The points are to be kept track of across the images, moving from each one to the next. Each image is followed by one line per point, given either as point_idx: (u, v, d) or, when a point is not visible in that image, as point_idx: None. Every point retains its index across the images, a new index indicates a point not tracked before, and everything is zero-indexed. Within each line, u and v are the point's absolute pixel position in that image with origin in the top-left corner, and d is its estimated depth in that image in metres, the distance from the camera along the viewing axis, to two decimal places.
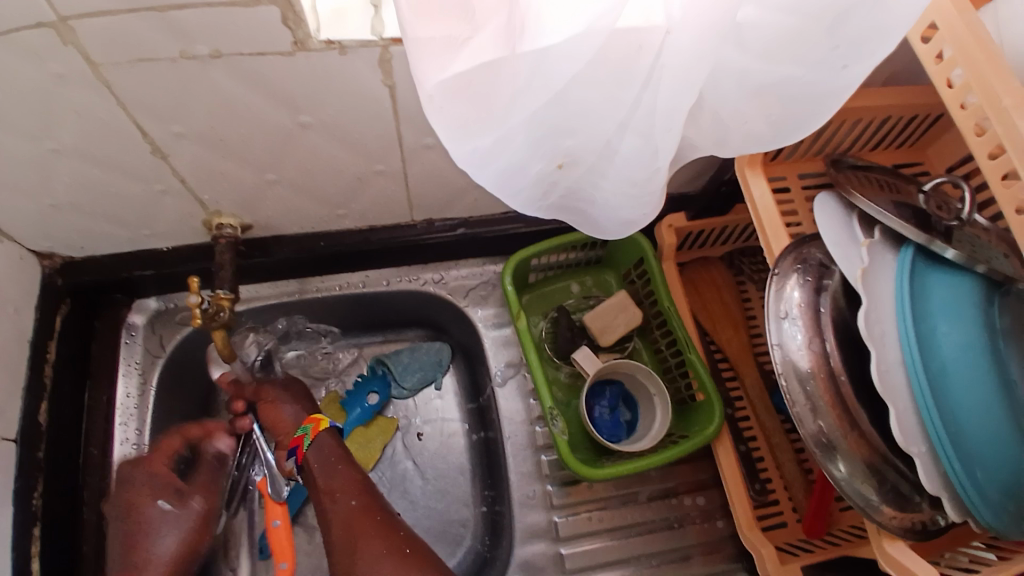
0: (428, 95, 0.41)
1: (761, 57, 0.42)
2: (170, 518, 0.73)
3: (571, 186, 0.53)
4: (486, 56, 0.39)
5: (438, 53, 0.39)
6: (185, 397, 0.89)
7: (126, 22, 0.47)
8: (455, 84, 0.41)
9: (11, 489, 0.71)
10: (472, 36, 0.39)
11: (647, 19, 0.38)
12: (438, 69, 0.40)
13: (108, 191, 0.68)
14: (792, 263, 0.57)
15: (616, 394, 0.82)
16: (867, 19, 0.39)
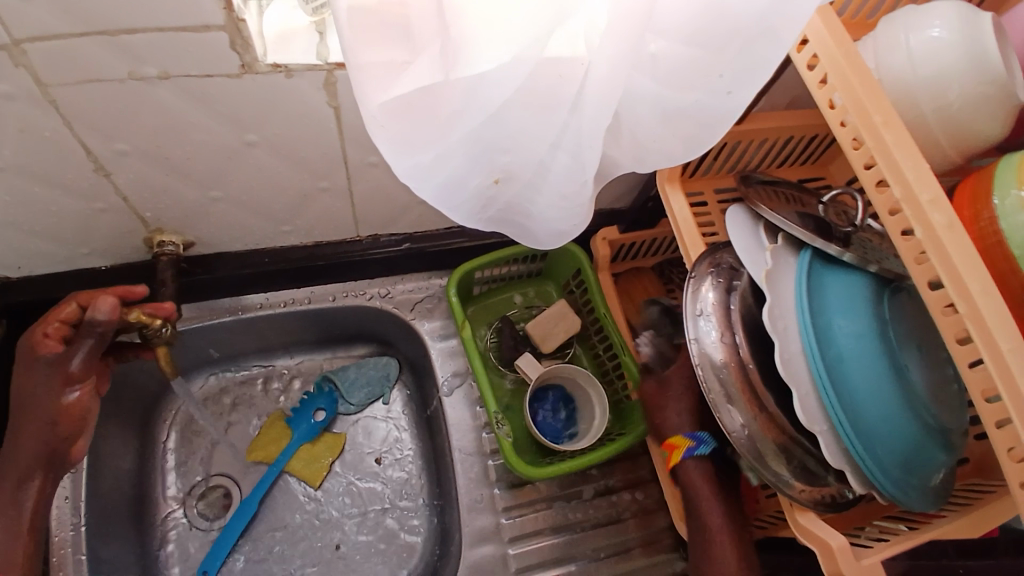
0: (371, 115, 0.44)
1: (668, 83, 0.47)
2: (40, 388, 0.66)
3: (508, 199, 0.57)
4: (425, 80, 0.43)
5: (379, 77, 0.43)
6: (124, 416, 0.88)
7: (77, 45, 0.48)
8: (397, 105, 0.44)
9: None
10: (414, 60, 0.42)
11: (570, 50, 0.43)
12: (379, 92, 0.43)
13: (48, 209, 0.68)
14: (707, 267, 0.63)
15: (558, 397, 0.86)
16: (754, 53, 0.45)
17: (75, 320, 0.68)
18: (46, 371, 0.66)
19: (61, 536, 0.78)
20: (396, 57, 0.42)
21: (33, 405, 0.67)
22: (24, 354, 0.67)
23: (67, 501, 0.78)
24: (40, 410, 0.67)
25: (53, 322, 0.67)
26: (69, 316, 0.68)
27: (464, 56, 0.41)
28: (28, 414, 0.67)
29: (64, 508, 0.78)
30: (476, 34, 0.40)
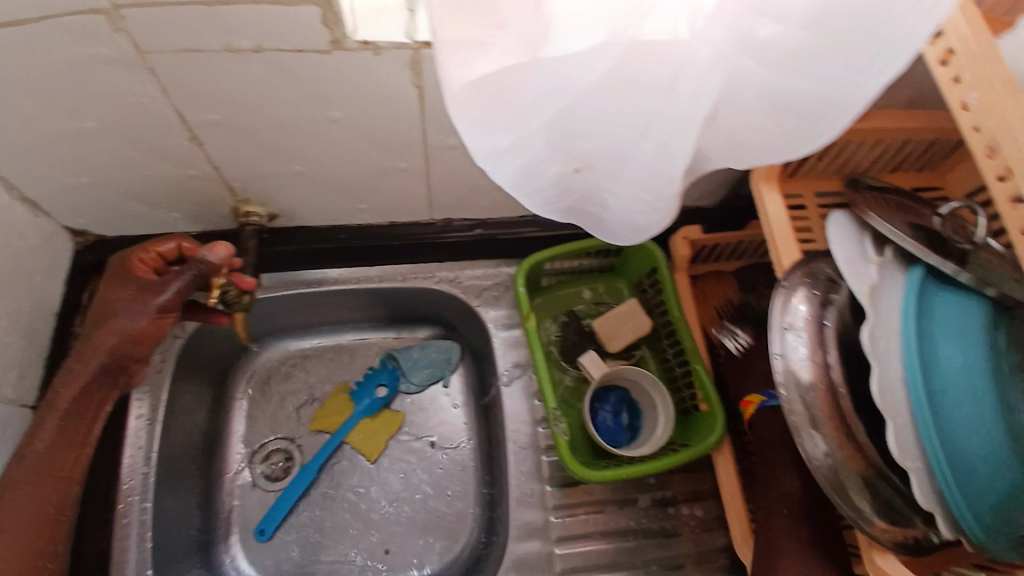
0: (452, 93, 0.42)
1: (773, 70, 0.43)
2: (131, 305, 0.72)
3: (584, 189, 0.55)
4: (511, 56, 0.40)
5: (464, 51, 0.40)
6: (198, 373, 0.92)
7: (174, 13, 0.50)
8: (480, 85, 0.42)
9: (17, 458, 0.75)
10: (500, 34, 0.39)
11: (669, 29, 0.39)
12: (462, 69, 0.40)
13: (145, 173, 0.72)
14: (801, 277, 0.59)
15: (620, 399, 0.83)
16: (877, 41, 0.40)
17: (170, 257, 0.73)
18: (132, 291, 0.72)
19: (130, 484, 0.81)
20: (480, 32, 0.39)
21: (118, 317, 0.72)
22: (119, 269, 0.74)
23: (140, 451, 0.82)
24: (125, 322, 0.71)
25: (152, 252, 0.72)
26: (166, 252, 0.73)
27: (556, 30, 0.38)
28: (111, 323, 0.72)
29: (137, 457, 0.82)
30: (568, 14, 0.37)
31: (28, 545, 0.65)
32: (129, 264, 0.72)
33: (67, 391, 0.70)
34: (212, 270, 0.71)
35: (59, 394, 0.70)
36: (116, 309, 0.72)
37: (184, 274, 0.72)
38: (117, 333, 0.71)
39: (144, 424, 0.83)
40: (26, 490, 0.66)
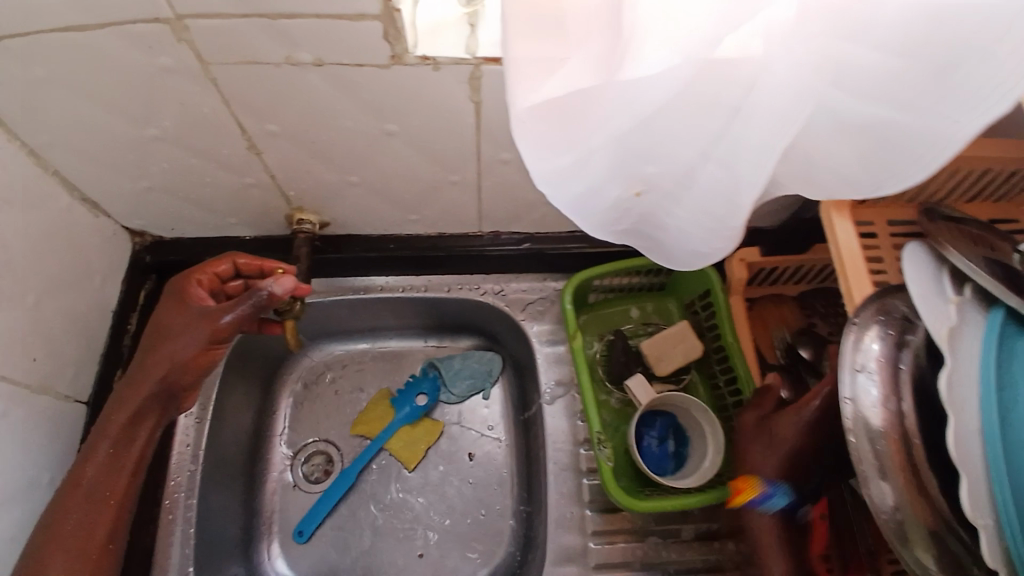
0: (517, 116, 0.41)
1: (855, 94, 0.40)
2: (188, 333, 0.68)
3: (644, 212, 0.53)
4: (577, 78, 0.39)
5: (530, 73, 0.39)
6: (250, 373, 0.94)
7: (237, 26, 0.50)
8: (545, 107, 0.41)
9: (71, 451, 0.77)
10: (567, 56, 0.38)
11: (742, 50, 0.37)
12: (529, 91, 0.39)
13: (204, 179, 0.73)
14: (874, 314, 0.55)
15: (667, 425, 0.80)
16: (969, 75, 0.37)
17: (226, 276, 0.76)
18: (188, 318, 0.70)
19: (177, 480, 0.83)
20: (549, 53, 0.38)
21: (173, 344, 0.69)
22: (177, 293, 0.73)
23: (189, 447, 0.84)
24: (180, 349, 0.68)
25: (210, 273, 0.74)
26: (223, 271, 0.76)
27: (627, 52, 0.37)
28: (165, 351, 0.69)
29: (184, 454, 0.84)
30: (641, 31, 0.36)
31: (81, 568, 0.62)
32: (186, 287, 0.72)
33: (120, 415, 0.68)
34: (270, 300, 0.68)
35: (111, 419, 0.68)
36: (173, 338, 0.69)
37: (244, 302, 0.68)
38: (171, 363, 0.68)
39: (193, 423, 0.85)
40: (77, 514, 0.64)
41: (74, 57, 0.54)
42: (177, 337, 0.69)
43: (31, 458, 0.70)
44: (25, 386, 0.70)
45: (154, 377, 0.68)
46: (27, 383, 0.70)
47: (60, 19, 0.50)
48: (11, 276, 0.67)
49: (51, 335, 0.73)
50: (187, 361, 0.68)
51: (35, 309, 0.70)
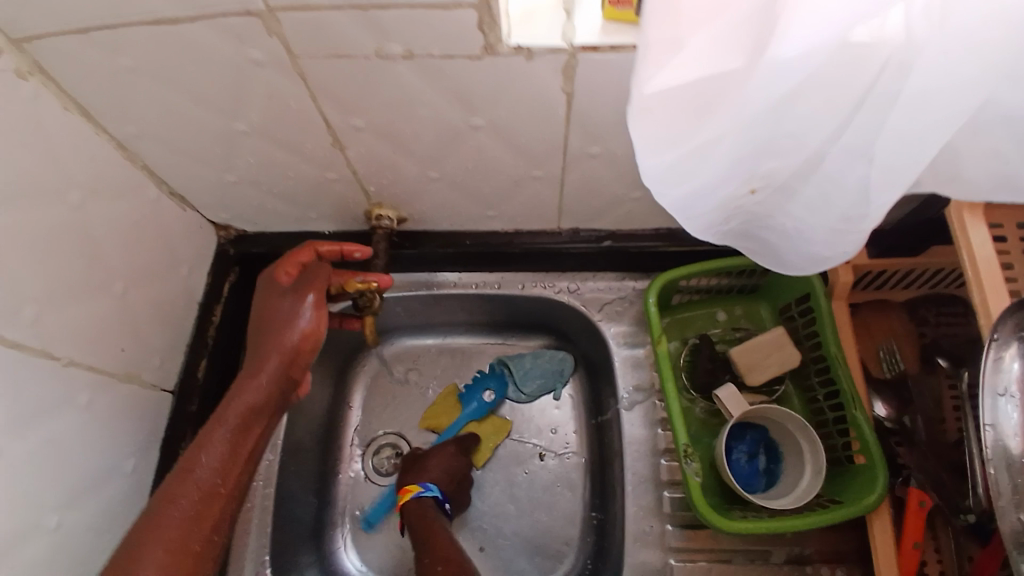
0: (643, 97, 0.38)
1: (1017, 88, 0.37)
2: (291, 321, 0.68)
3: (758, 215, 0.48)
4: (714, 61, 0.36)
5: (662, 57, 0.36)
6: (331, 359, 0.95)
7: (330, 17, 0.49)
8: (670, 93, 0.38)
9: (158, 436, 0.80)
10: (701, 41, 0.35)
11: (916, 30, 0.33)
12: (657, 75, 0.37)
13: (288, 174, 0.74)
14: (1014, 330, 0.47)
15: (757, 439, 0.76)
16: None
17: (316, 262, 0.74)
18: (291, 304, 0.69)
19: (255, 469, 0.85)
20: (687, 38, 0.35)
21: (280, 332, 0.67)
22: (268, 284, 0.72)
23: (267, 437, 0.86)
24: (286, 336, 0.67)
25: (296, 262, 0.72)
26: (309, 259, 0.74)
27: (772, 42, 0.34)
28: (271, 338, 0.68)
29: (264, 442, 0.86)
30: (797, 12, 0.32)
31: (173, 567, 0.59)
32: (275, 275, 0.71)
33: (235, 404, 0.67)
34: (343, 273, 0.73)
35: (228, 408, 0.67)
36: (277, 326, 0.68)
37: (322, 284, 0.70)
38: (280, 349, 0.67)
39: None
40: (183, 505, 0.61)
41: (169, 49, 0.55)
42: (281, 325, 0.68)
43: (116, 444, 0.72)
44: (115, 374, 0.72)
45: (263, 364, 0.67)
46: (115, 372, 0.72)
47: (150, 9, 0.51)
48: (99, 266, 0.68)
49: (139, 326, 0.75)
50: (293, 348, 0.67)
51: (122, 298, 0.72)
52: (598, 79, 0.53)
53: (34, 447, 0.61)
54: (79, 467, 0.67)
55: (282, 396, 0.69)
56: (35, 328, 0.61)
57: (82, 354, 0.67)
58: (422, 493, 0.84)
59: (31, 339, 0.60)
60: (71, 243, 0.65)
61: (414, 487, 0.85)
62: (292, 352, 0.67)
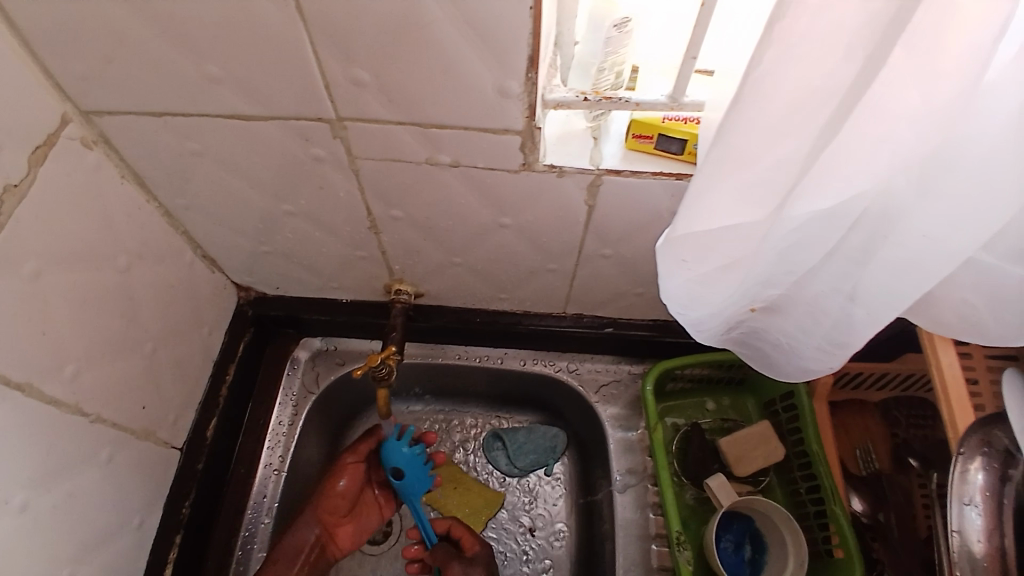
0: (675, 237, 0.45)
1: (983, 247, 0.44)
2: (345, 489, 0.89)
3: (755, 325, 0.56)
4: (736, 216, 0.43)
5: (695, 213, 0.43)
6: (333, 417, 1.02)
7: (391, 130, 0.56)
8: (697, 236, 0.45)
9: (163, 495, 0.81)
10: (728, 203, 0.42)
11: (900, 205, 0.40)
12: (687, 225, 0.44)
13: (321, 249, 0.80)
14: (977, 445, 0.52)
15: (743, 529, 0.80)
16: None
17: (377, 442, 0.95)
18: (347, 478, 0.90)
19: (247, 534, 0.91)
20: (717, 200, 0.42)
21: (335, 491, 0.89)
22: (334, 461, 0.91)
23: (264, 499, 0.92)
24: (339, 499, 0.89)
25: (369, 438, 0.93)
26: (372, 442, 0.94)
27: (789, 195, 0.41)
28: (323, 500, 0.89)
29: (261, 504, 0.92)
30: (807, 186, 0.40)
31: None
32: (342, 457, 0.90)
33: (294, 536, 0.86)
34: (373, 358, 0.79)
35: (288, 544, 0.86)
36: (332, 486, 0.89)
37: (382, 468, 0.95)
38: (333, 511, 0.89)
39: (271, 473, 0.93)
40: None
41: (237, 140, 0.62)
42: (335, 486, 0.89)
43: (126, 502, 0.74)
44: (133, 432, 0.74)
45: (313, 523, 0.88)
46: (133, 430, 0.74)
47: (230, 108, 0.57)
48: (135, 326, 0.72)
49: (160, 384, 0.78)
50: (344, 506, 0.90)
51: (151, 356, 0.75)
52: (617, 196, 0.61)
53: (57, 499, 0.63)
54: (90, 522, 0.68)
55: (322, 544, 0.88)
56: (72, 385, 0.64)
57: (107, 410, 0.69)
58: None
59: (67, 395, 0.63)
60: (112, 304, 0.68)
61: None
62: (328, 521, 0.89)
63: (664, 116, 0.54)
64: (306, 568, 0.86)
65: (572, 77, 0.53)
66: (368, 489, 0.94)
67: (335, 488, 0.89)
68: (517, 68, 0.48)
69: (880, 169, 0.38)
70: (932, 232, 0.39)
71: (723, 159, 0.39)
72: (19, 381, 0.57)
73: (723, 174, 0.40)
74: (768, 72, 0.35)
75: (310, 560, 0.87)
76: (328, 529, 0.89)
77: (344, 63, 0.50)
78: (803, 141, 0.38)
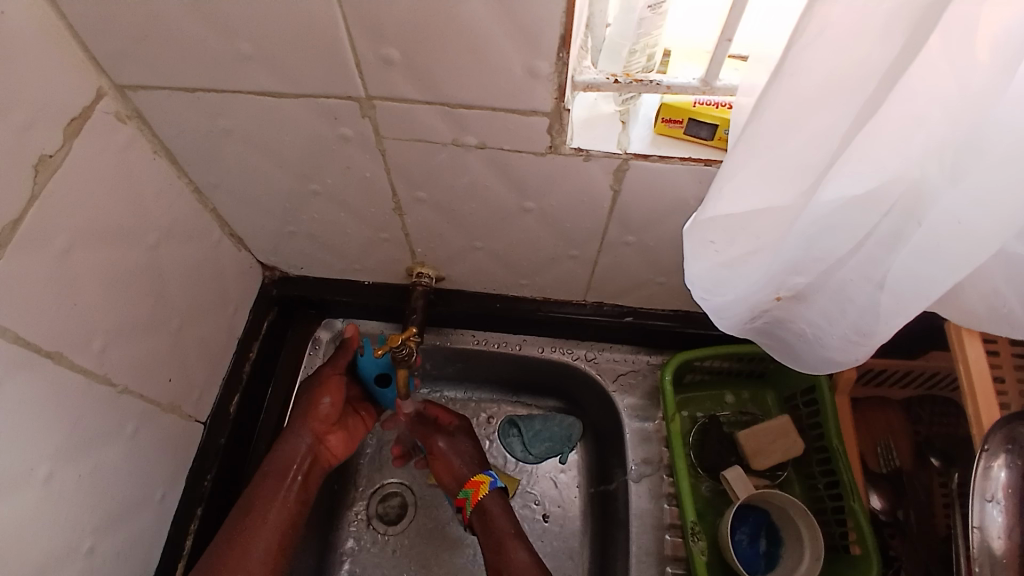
0: (702, 218, 0.45)
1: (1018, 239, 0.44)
2: (328, 406, 0.85)
3: (780, 313, 0.56)
4: (767, 199, 0.43)
5: (724, 195, 0.43)
6: None
7: (418, 110, 0.57)
8: (726, 217, 0.45)
9: (185, 467, 0.83)
10: (758, 184, 0.42)
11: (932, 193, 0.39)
12: (717, 206, 0.44)
13: (345, 230, 0.81)
14: (1001, 441, 0.51)
15: (759, 522, 0.80)
16: None
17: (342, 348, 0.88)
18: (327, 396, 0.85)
19: None
20: (747, 181, 0.42)
21: (318, 407, 0.85)
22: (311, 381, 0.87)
23: None
24: (324, 413, 0.85)
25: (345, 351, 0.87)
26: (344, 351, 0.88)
27: (818, 180, 0.41)
28: (308, 415, 0.85)
29: None
30: (840, 168, 0.39)
31: None
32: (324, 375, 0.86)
33: (288, 446, 0.84)
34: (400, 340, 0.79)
35: (281, 461, 0.83)
36: (314, 402, 0.85)
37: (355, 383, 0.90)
38: (321, 423, 0.85)
39: None
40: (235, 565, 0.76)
41: (267, 119, 0.63)
42: (317, 401, 0.85)
43: (150, 472, 0.76)
44: (158, 404, 0.76)
45: (304, 436, 0.85)
46: (158, 402, 0.75)
47: (261, 86, 0.58)
48: (163, 300, 0.74)
49: (185, 358, 0.79)
50: (331, 419, 0.86)
51: (177, 331, 0.77)
52: (643, 181, 0.60)
53: (83, 467, 0.65)
54: (116, 489, 0.70)
55: (313, 457, 0.85)
56: (101, 356, 0.66)
57: (133, 382, 0.71)
58: (494, 481, 0.88)
59: (96, 365, 0.65)
60: (141, 278, 0.70)
61: (483, 475, 0.88)
62: (318, 430, 0.86)
63: (695, 101, 0.54)
64: (300, 479, 0.84)
65: (602, 60, 0.53)
66: (352, 405, 0.90)
67: (319, 405, 0.85)
68: (546, 49, 0.48)
69: (915, 154, 0.38)
70: (965, 217, 0.38)
71: (756, 138, 0.39)
72: (49, 348, 0.59)
73: (755, 153, 0.40)
74: (802, 49, 0.35)
75: (305, 469, 0.85)
76: (319, 439, 0.86)
77: (374, 41, 0.50)
78: (836, 120, 0.38)
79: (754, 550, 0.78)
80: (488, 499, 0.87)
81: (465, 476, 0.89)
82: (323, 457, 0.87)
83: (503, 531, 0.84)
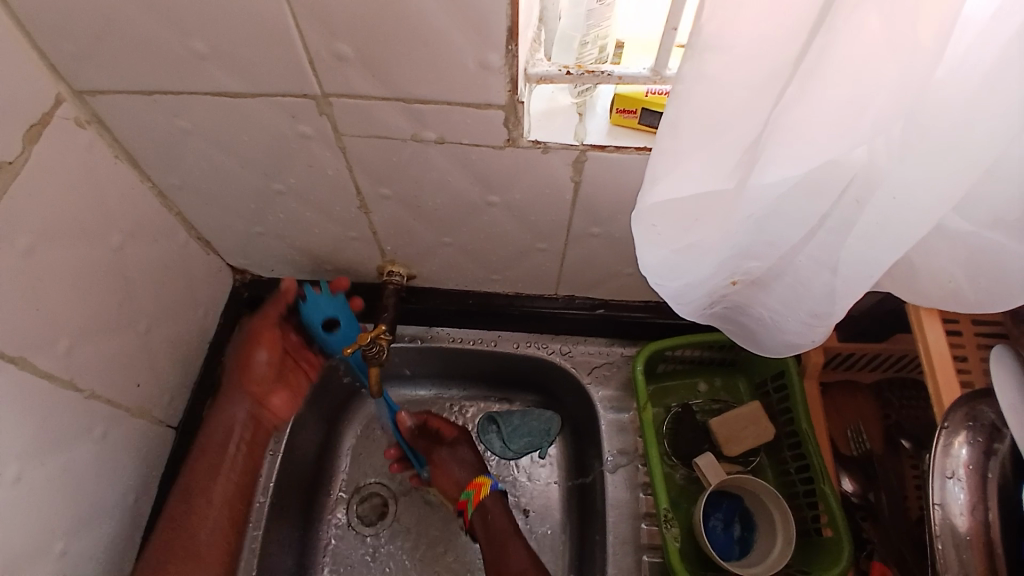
0: (644, 208, 0.45)
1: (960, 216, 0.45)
2: (264, 363, 0.80)
3: (739, 298, 0.56)
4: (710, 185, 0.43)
5: (665, 184, 0.43)
6: None
7: (375, 106, 0.57)
8: (670, 205, 0.45)
9: (157, 471, 0.82)
10: (696, 169, 0.42)
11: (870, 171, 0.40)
12: (659, 194, 0.44)
13: (314, 230, 0.80)
14: (962, 420, 0.52)
15: (733, 509, 0.80)
16: None
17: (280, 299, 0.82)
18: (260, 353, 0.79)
19: None
20: (686, 166, 0.42)
21: (252, 365, 0.79)
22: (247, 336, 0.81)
23: None
24: (257, 373, 0.79)
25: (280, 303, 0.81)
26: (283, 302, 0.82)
27: (756, 164, 0.41)
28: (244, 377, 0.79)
29: None
30: (775, 151, 0.40)
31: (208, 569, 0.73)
32: (256, 329, 0.80)
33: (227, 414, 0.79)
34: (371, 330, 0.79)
35: (214, 437, 0.78)
36: (248, 360, 0.80)
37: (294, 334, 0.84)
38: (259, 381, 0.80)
39: None
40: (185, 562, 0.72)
41: (225, 118, 0.62)
42: (251, 359, 0.79)
43: (121, 476, 0.75)
44: (127, 409, 0.75)
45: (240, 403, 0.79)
46: (128, 407, 0.75)
47: (217, 85, 0.58)
48: (130, 303, 0.73)
49: (154, 362, 0.79)
50: (273, 376, 0.81)
51: (145, 334, 0.76)
52: (603, 172, 0.61)
53: (53, 469, 0.64)
54: (85, 494, 0.69)
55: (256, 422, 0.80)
56: (68, 358, 0.65)
57: (100, 386, 0.70)
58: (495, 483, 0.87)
59: (61, 368, 0.64)
60: (106, 280, 0.69)
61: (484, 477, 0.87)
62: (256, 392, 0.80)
63: (648, 90, 0.54)
64: (242, 448, 0.79)
65: (556, 52, 0.53)
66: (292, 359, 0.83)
67: (254, 364, 0.79)
68: (497, 42, 0.48)
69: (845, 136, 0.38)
70: (900, 192, 0.39)
71: (688, 122, 0.39)
72: (13, 354, 0.58)
73: (690, 139, 0.40)
74: (720, 33, 0.35)
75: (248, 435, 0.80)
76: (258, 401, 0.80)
77: (326, 37, 0.50)
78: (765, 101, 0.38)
79: (728, 535, 0.79)
80: (490, 501, 0.85)
81: (465, 479, 0.88)
82: (267, 419, 0.81)
83: (504, 528, 0.83)
